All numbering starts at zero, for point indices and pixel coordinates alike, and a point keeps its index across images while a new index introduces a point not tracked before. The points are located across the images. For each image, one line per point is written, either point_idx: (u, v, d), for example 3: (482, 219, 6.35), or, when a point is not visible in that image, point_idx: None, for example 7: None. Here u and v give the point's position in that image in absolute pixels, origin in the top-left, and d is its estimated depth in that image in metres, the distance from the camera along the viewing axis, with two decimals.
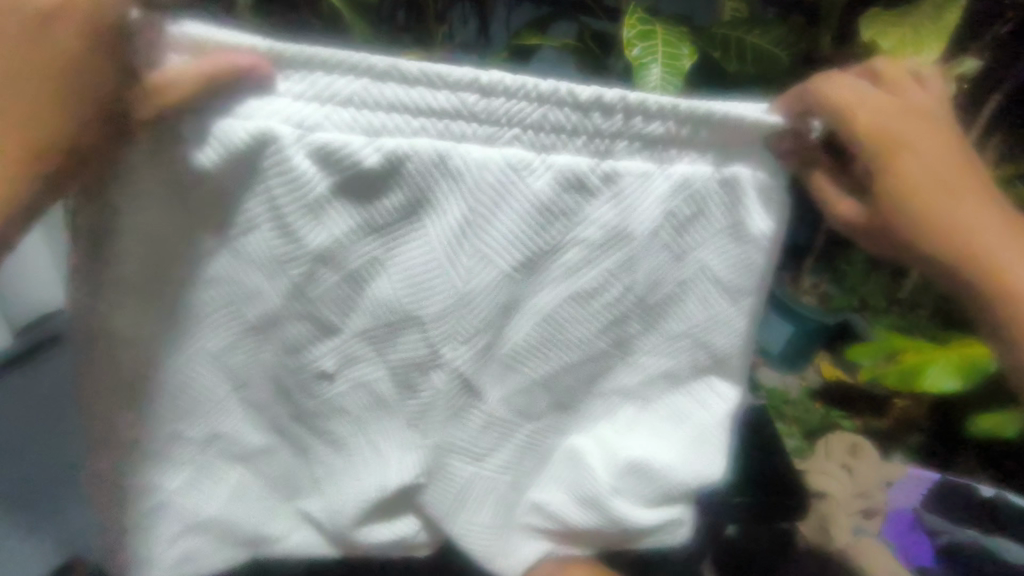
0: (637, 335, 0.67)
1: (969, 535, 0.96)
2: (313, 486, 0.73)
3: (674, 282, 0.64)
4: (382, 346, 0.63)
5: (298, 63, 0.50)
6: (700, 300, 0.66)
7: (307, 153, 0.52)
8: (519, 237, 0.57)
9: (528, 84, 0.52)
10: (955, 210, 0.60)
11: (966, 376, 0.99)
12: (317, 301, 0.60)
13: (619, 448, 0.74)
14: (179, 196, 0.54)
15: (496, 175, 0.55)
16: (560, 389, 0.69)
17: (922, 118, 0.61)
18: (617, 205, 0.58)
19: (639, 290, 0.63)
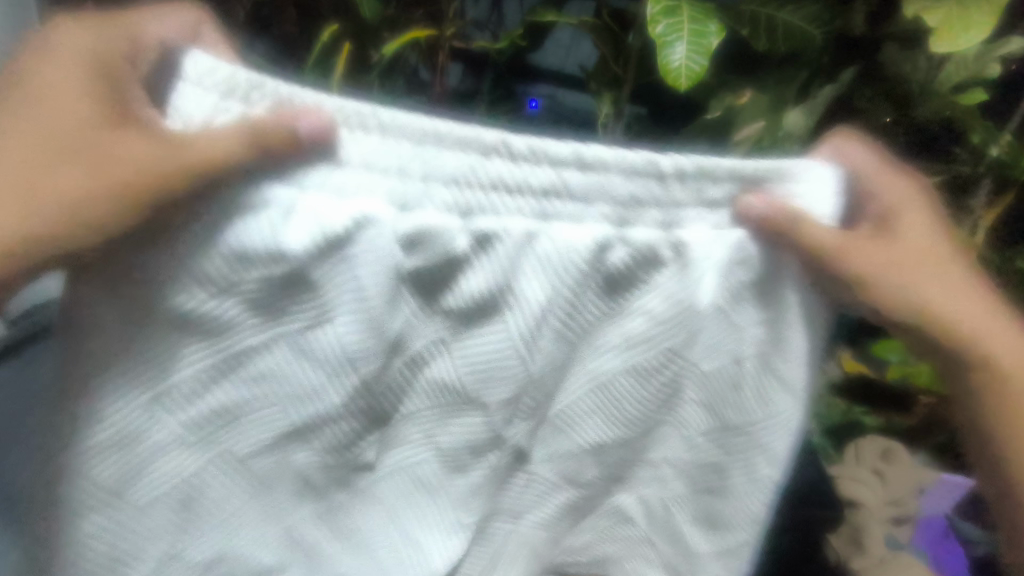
0: (696, 424, 0.70)
1: (1003, 539, 0.98)
2: (383, 539, 0.75)
3: (731, 375, 0.66)
4: (437, 429, 0.67)
5: (392, 126, 0.53)
6: (770, 399, 0.68)
7: (377, 227, 0.55)
8: (581, 308, 0.59)
9: (604, 158, 0.54)
10: (948, 299, 0.73)
11: None
12: (388, 388, 0.64)
13: (665, 510, 0.76)
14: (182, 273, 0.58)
15: (569, 258, 0.56)
16: (605, 453, 0.71)
17: (915, 207, 0.74)
18: (686, 287, 0.60)
19: (696, 375, 0.66)
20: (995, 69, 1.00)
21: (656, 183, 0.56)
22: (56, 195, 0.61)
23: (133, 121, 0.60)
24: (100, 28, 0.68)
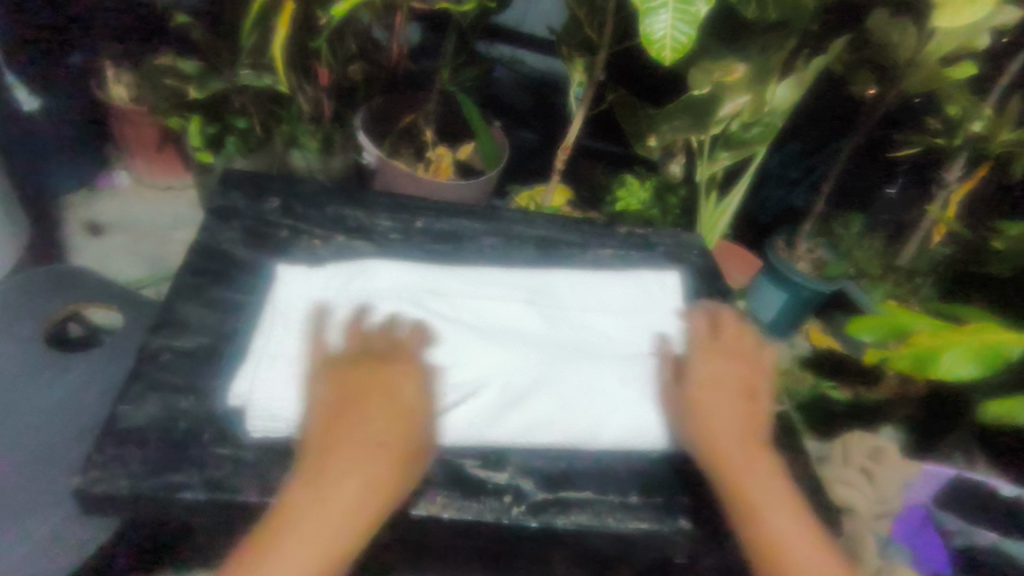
0: (476, 283, 0.73)
1: (988, 537, 0.77)
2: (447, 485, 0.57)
3: (497, 271, 0.77)
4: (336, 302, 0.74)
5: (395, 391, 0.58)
6: (505, 261, 0.81)
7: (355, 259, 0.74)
8: (422, 244, 0.81)
9: (378, 224, 0.82)
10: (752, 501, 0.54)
11: (986, 363, 0.90)
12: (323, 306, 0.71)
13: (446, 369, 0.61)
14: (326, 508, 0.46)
15: (402, 223, 0.83)
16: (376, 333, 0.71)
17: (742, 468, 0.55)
18: (426, 239, 0.82)
19: (464, 271, 0.75)
20: (986, 41, 0.95)
21: (413, 221, 0.83)
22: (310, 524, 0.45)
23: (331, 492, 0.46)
24: (318, 500, 0.46)
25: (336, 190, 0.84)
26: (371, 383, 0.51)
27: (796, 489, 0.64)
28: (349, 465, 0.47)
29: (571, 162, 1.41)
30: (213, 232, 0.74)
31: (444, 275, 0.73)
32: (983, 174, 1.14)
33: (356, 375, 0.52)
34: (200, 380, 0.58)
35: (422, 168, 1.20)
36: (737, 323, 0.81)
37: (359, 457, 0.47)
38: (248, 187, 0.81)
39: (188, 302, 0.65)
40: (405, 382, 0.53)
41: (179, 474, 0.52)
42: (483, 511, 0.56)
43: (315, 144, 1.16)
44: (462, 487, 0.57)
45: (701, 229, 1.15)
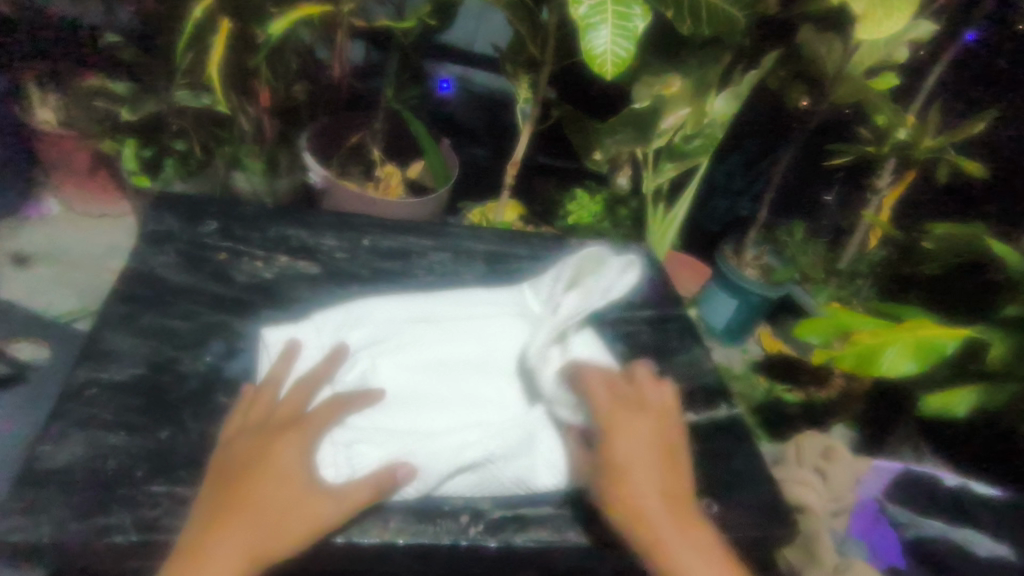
0: (434, 302, 0.70)
1: (937, 527, 0.79)
2: (407, 513, 0.55)
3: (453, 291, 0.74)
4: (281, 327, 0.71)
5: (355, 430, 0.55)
6: (457, 278, 0.80)
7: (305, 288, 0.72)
8: (369, 263, 0.79)
9: (321, 243, 0.79)
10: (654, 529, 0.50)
11: (923, 357, 0.94)
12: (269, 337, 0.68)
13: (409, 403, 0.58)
14: (217, 539, 0.46)
15: (347, 242, 0.81)
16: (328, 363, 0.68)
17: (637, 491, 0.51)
18: (373, 256, 0.80)
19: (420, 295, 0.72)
20: (903, 53, 1.02)
21: (359, 240, 0.82)
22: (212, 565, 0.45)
23: (230, 521, 0.46)
24: (217, 531, 0.46)
25: (279, 211, 0.82)
26: (253, 454, 0.50)
27: (750, 492, 0.64)
28: (223, 537, 0.46)
29: (522, 177, 1.42)
30: (146, 258, 0.71)
31: (401, 299, 0.70)
32: (910, 178, 1.19)
33: (247, 447, 0.50)
34: (131, 414, 0.55)
35: (371, 188, 1.19)
36: (689, 330, 0.81)
37: (229, 528, 0.46)
38: (184, 209, 0.78)
39: (118, 331, 0.62)
40: (302, 440, 0.51)
41: (108, 515, 0.48)
42: (439, 535, 0.54)
43: (259, 165, 1.13)
44: (417, 511, 0.55)
45: (651, 240, 1.16)
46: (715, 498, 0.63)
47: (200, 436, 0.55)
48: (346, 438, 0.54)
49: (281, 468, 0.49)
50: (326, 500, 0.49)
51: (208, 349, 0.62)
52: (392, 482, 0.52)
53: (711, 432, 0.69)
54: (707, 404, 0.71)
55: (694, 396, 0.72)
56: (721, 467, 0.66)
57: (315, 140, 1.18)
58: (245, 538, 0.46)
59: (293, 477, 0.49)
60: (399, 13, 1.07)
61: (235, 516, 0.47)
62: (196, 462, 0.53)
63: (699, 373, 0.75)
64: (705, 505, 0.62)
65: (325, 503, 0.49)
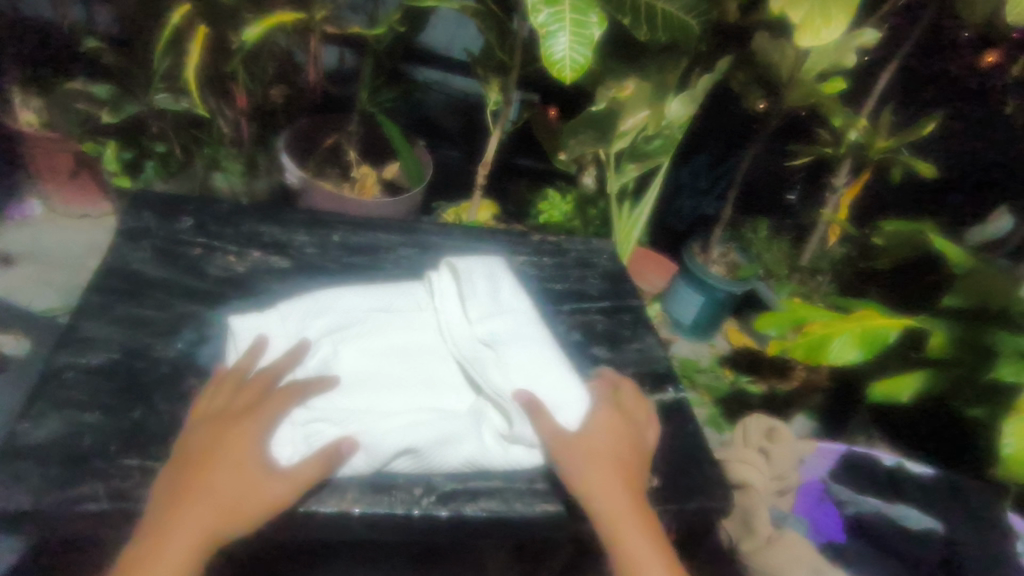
0: (399, 292, 0.74)
1: (873, 505, 0.83)
2: (363, 487, 0.59)
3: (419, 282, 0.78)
4: None
5: (314, 413, 0.59)
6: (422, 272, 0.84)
7: (275, 284, 0.76)
8: (340, 256, 0.83)
9: (292, 238, 0.83)
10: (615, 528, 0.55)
11: (869, 346, 0.99)
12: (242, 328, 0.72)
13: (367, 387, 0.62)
14: (178, 519, 0.49)
15: (318, 237, 0.85)
16: None
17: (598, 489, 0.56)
18: (343, 250, 0.85)
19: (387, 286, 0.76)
20: (851, 59, 1.07)
21: (329, 235, 0.86)
22: (170, 544, 0.48)
23: (190, 502, 0.50)
24: (177, 512, 0.49)
25: (252, 208, 0.85)
26: (211, 444, 0.53)
27: (691, 467, 0.69)
28: (180, 517, 0.49)
29: (495, 178, 1.47)
30: (123, 253, 0.74)
31: (369, 290, 0.74)
32: (863, 177, 1.25)
33: (205, 436, 0.54)
34: (106, 396, 0.59)
35: (347, 188, 1.23)
36: (642, 320, 0.86)
37: (185, 509, 0.49)
38: (161, 207, 0.81)
39: (95, 320, 0.66)
40: (261, 427, 0.55)
41: (83, 486, 0.52)
42: (392, 505, 0.58)
43: (237, 167, 1.17)
44: (373, 483, 0.59)
45: (617, 238, 1.21)
46: (660, 473, 0.67)
47: (170, 415, 0.58)
48: (304, 420, 0.58)
49: (240, 454, 0.52)
50: (280, 487, 0.52)
51: (180, 336, 0.66)
52: (337, 455, 0.55)
53: (657, 413, 0.73)
54: (655, 387, 0.76)
55: (643, 380, 0.77)
56: (667, 445, 0.70)
57: (292, 142, 1.22)
58: (201, 521, 0.49)
59: (244, 460, 0.52)
60: (372, 19, 1.11)
61: (194, 499, 0.50)
62: (166, 439, 0.56)
63: (649, 359, 0.79)
64: (646, 479, 0.66)
65: (274, 483, 0.52)
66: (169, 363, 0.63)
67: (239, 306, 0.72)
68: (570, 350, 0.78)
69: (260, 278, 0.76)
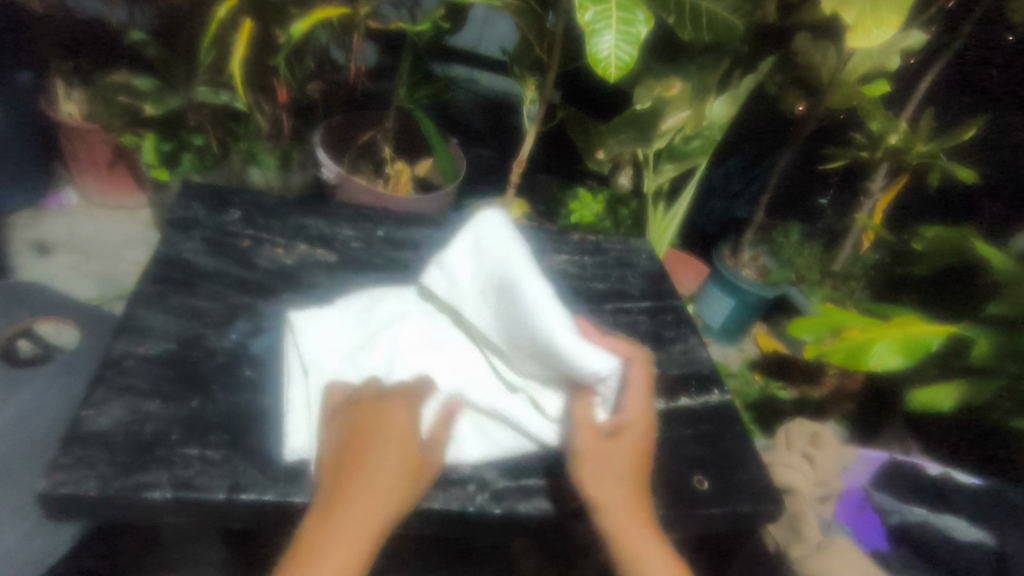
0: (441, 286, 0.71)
1: (919, 514, 0.83)
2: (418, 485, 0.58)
3: None
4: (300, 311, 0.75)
5: None
6: None
7: (323, 277, 0.77)
8: (384, 249, 0.84)
9: (336, 232, 0.84)
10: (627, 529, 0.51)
11: (910, 352, 0.98)
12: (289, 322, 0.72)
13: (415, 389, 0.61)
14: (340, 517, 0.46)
15: (363, 231, 0.85)
16: None
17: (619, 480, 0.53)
18: (387, 245, 0.85)
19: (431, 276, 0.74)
20: (895, 62, 1.06)
21: (372, 229, 0.86)
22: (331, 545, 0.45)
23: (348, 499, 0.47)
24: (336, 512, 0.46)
25: (297, 202, 0.86)
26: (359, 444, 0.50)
27: (739, 471, 0.68)
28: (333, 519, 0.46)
29: (526, 177, 1.47)
30: (174, 243, 0.75)
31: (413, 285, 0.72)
32: (902, 182, 1.23)
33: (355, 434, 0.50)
34: (165, 384, 0.59)
35: (382, 184, 1.23)
36: (685, 320, 0.85)
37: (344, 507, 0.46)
38: (209, 199, 0.82)
39: (151, 308, 0.66)
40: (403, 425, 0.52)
41: (145, 474, 0.52)
42: (449, 500, 0.57)
43: (274, 160, 1.18)
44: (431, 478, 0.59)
45: (651, 238, 1.21)
46: (708, 474, 0.66)
47: (228, 406, 0.59)
48: None
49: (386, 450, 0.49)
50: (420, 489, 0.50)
51: (234, 327, 0.66)
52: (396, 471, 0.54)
53: (704, 415, 0.72)
54: (701, 389, 0.75)
55: (688, 381, 0.76)
56: (716, 447, 0.69)
57: (328, 137, 1.22)
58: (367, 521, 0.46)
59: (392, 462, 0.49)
60: (412, 16, 1.12)
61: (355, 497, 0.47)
62: (225, 428, 0.57)
63: (693, 360, 0.79)
64: (696, 482, 0.65)
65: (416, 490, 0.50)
66: (225, 352, 0.63)
67: (288, 299, 0.72)
68: None
69: (308, 271, 0.77)
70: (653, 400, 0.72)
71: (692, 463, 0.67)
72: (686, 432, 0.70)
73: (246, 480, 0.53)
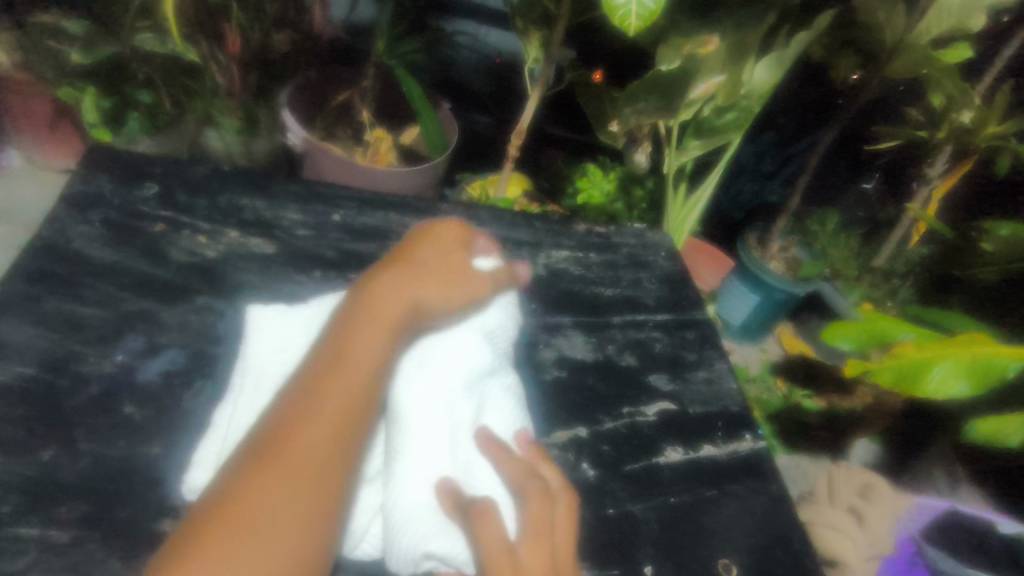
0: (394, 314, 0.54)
1: None
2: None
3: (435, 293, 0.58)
4: None
5: None
6: None
7: (257, 275, 0.61)
8: (340, 239, 0.67)
9: (281, 216, 0.67)
10: None
11: (978, 378, 0.81)
12: None
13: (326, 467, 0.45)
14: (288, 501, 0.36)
15: (318, 215, 0.69)
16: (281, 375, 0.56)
17: None
18: (345, 233, 0.68)
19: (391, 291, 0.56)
20: (979, 23, 0.87)
21: (328, 212, 0.70)
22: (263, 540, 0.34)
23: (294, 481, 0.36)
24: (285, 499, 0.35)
25: (235, 175, 0.69)
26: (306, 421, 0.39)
27: (777, 551, 0.52)
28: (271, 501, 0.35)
29: (529, 149, 1.30)
30: (64, 227, 0.59)
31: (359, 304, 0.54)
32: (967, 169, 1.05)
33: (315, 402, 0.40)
34: (10, 426, 0.44)
35: (358, 154, 1.06)
36: (711, 340, 0.68)
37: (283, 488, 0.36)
38: (121, 169, 0.66)
39: (13, 317, 0.50)
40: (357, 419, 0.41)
41: None
42: None
43: (233, 122, 1.01)
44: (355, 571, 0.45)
45: (668, 227, 1.04)
46: (736, 555, 0.51)
47: (92, 460, 0.44)
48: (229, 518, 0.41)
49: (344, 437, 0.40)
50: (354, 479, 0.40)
51: (121, 345, 0.51)
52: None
53: (732, 470, 0.57)
54: (728, 434, 0.59)
55: (713, 423, 0.60)
56: (746, 515, 0.54)
57: (296, 96, 1.05)
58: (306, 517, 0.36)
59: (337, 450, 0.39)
60: None
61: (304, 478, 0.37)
62: (81, 493, 0.42)
63: (720, 394, 0.63)
64: (721, 566, 0.50)
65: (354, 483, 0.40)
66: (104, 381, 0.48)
67: (206, 304, 0.56)
68: (621, 378, 0.61)
69: (237, 267, 0.61)
70: (667, 449, 0.57)
71: (718, 540, 0.51)
72: (708, 494, 0.54)
73: (95, 575, 0.39)
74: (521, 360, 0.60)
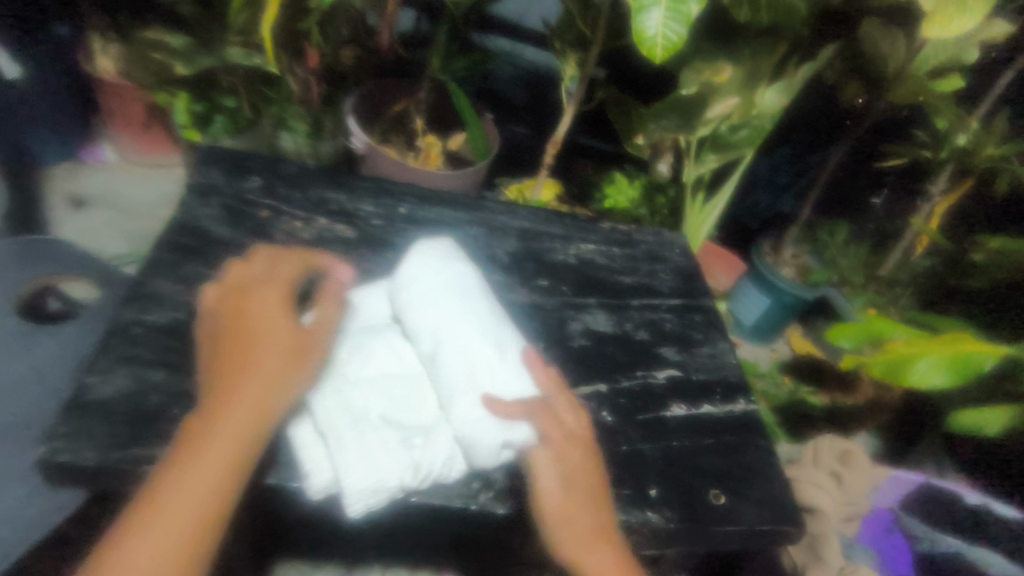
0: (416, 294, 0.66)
1: (953, 544, 0.78)
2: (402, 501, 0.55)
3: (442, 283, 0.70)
4: None
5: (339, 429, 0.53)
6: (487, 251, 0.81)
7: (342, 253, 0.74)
8: (406, 228, 0.81)
9: (358, 207, 0.81)
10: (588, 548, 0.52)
11: (958, 372, 0.91)
12: None
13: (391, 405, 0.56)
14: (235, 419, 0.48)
15: (387, 208, 0.83)
16: None
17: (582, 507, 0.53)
18: (409, 222, 0.82)
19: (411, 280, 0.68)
20: (972, 56, 0.97)
21: (395, 205, 0.84)
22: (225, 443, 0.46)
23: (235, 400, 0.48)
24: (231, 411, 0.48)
25: (319, 172, 0.83)
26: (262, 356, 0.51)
27: (762, 489, 0.63)
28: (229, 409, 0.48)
29: (562, 157, 1.42)
30: (191, 208, 0.73)
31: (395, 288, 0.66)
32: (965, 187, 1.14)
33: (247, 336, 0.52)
34: (170, 355, 0.58)
35: (412, 157, 1.20)
36: (715, 323, 0.80)
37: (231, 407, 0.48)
38: (229, 165, 0.80)
39: (162, 277, 0.65)
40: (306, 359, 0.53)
41: (143, 447, 0.51)
42: (450, 499, 0.56)
43: (304, 127, 1.15)
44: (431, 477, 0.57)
45: (686, 231, 1.16)
46: (726, 489, 0.62)
47: None
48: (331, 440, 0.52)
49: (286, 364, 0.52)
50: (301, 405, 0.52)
51: None
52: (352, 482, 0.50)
53: (727, 426, 0.68)
54: (725, 398, 0.71)
55: (713, 388, 0.72)
56: (736, 460, 0.65)
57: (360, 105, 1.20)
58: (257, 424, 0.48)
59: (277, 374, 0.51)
60: None
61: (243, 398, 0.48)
62: None
63: (720, 366, 0.74)
64: (712, 495, 0.61)
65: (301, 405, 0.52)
66: None
67: None
68: (637, 349, 0.73)
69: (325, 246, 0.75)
70: (673, 405, 0.68)
71: (712, 478, 0.63)
72: (706, 442, 0.66)
73: None
74: (555, 330, 0.72)
